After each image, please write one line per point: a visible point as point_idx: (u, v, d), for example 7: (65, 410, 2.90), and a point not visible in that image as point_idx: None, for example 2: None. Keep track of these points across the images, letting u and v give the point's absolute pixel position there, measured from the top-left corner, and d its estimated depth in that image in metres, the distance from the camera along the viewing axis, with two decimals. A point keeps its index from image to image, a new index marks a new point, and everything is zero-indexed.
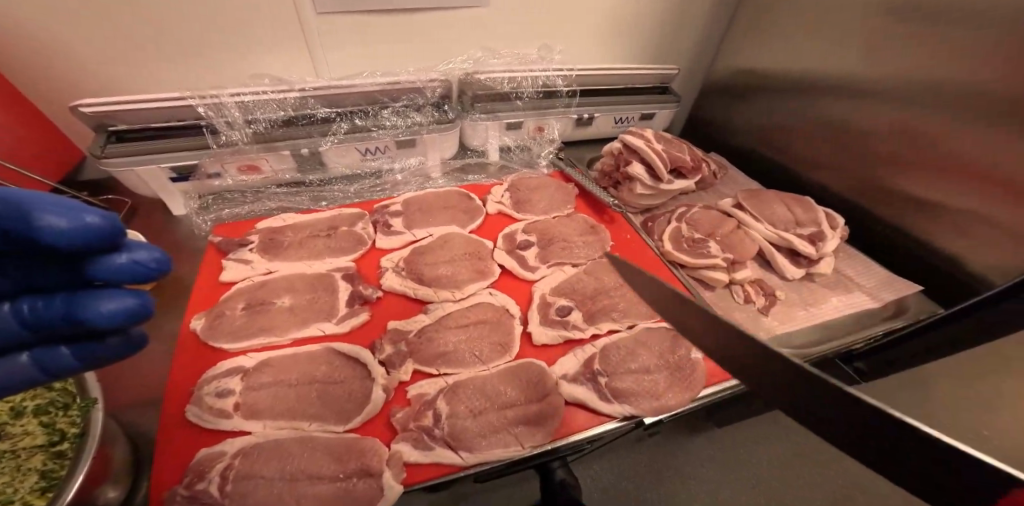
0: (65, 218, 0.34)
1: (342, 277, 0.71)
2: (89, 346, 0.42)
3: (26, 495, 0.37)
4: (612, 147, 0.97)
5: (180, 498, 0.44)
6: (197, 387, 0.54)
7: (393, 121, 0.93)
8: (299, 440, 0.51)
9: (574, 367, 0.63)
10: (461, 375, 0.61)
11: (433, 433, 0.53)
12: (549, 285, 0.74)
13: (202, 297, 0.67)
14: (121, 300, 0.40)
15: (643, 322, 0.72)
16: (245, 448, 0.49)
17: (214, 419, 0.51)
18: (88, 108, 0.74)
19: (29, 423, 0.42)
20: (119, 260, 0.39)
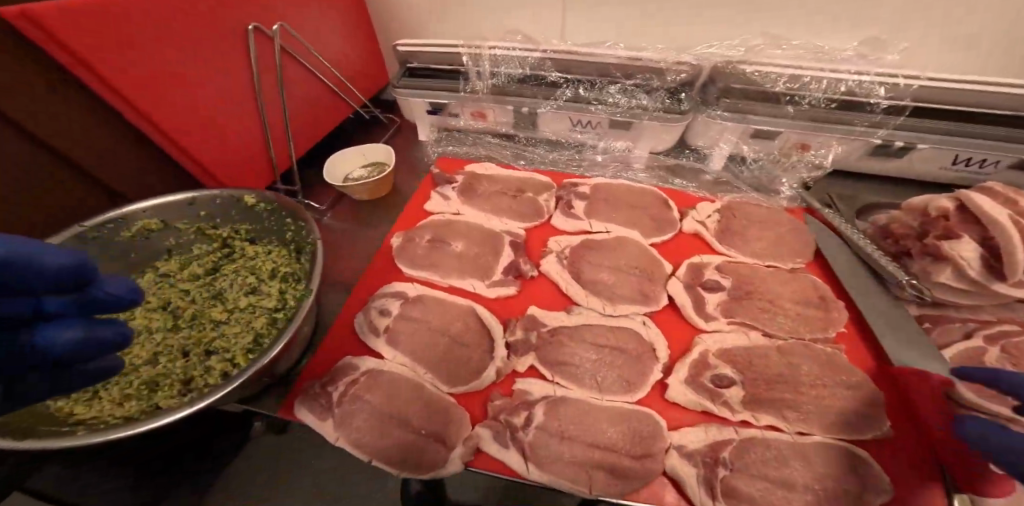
0: (55, 254, 0.39)
1: (509, 243, 0.73)
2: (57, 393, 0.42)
3: (238, 349, 0.59)
4: (931, 204, 0.63)
5: (314, 390, 0.58)
6: (370, 298, 0.69)
7: (617, 99, 0.83)
8: (407, 383, 0.59)
9: (696, 443, 0.51)
10: (571, 392, 0.57)
11: (517, 435, 0.53)
12: (719, 343, 0.59)
13: (409, 218, 0.82)
14: (113, 328, 0.45)
15: (820, 433, 0.52)
16: (370, 370, 0.61)
17: (366, 333, 0.64)
18: (401, 47, 0.96)
19: (275, 287, 0.66)
20: (99, 292, 0.44)
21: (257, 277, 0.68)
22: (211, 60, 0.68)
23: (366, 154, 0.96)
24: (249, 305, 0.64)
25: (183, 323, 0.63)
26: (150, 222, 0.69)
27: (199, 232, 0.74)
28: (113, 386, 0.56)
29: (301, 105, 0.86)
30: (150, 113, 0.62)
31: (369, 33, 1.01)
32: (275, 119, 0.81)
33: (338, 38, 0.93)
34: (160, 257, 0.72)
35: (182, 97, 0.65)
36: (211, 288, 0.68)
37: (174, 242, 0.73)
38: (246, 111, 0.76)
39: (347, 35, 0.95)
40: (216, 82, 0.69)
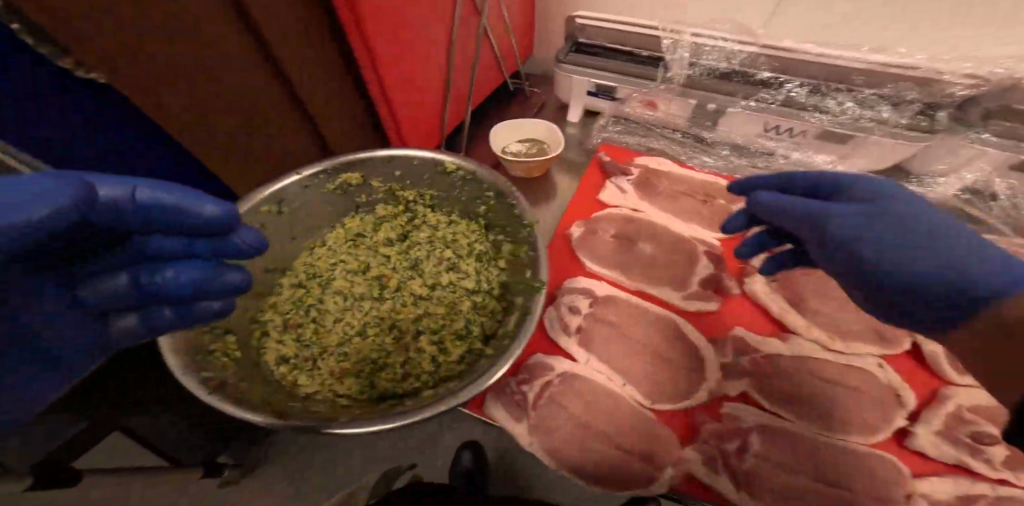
0: (210, 207, 0.41)
1: (705, 253, 0.69)
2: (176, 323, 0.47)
3: (447, 330, 0.63)
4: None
5: (512, 386, 0.59)
6: (560, 293, 0.67)
7: (844, 108, 0.74)
8: (608, 394, 0.59)
9: (950, 496, 0.48)
10: (795, 424, 0.55)
11: (731, 464, 0.52)
12: (973, 398, 0.54)
13: (583, 209, 0.79)
14: (235, 274, 0.47)
15: None
16: (565, 374, 0.60)
17: (558, 331, 0.64)
18: (581, 21, 0.89)
19: (473, 267, 0.69)
20: (235, 241, 0.46)
21: (453, 253, 0.71)
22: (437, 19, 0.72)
23: (524, 124, 0.93)
24: (450, 282, 0.68)
25: (387, 293, 0.69)
26: (353, 177, 0.74)
27: (389, 193, 0.79)
28: (330, 358, 0.63)
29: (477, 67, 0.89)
30: (385, 71, 0.65)
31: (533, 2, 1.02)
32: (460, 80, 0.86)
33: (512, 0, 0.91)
34: (350, 213, 0.79)
35: (407, 58, 0.69)
36: (407, 259, 0.72)
37: (362, 200, 0.79)
38: (439, 74, 0.79)
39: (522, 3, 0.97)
40: (434, 46, 0.75)
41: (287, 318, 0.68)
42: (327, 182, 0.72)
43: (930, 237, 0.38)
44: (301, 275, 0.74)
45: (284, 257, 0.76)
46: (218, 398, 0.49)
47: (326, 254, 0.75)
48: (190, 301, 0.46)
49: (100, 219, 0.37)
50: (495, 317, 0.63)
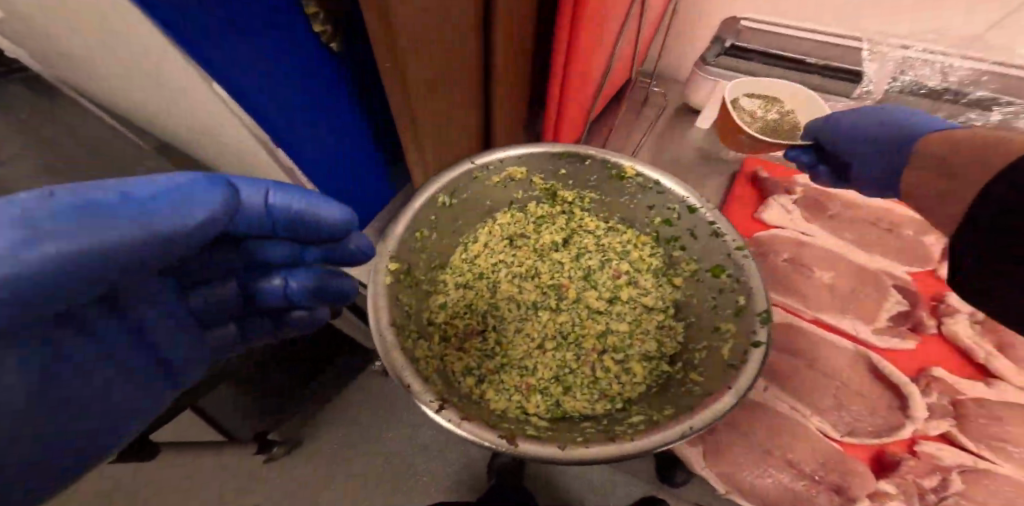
0: (335, 211, 0.51)
1: (894, 287, 0.68)
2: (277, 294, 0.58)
3: (632, 351, 0.68)
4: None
5: None
6: None
7: None
8: (795, 426, 0.63)
9: None
10: (997, 466, 0.57)
11: (926, 499, 0.56)
12: None
13: (745, 225, 0.81)
14: (331, 279, 0.62)
15: None
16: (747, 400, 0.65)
17: None
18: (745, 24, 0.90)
19: (648, 282, 0.75)
20: (358, 243, 0.60)
21: (630, 267, 0.77)
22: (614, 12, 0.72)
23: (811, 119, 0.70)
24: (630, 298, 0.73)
25: (565, 306, 0.74)
26: (518, 170, 0.75)
27: (547, 191, 0.81)
28: (514, 370, 0.67)
29: (623, 55, 0.92)
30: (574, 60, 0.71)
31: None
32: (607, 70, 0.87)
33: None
34: (505, 208, 0.82)
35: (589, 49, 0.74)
36: (580, 267, 0.78)
37: (518, 195, 0.82)
38: (602, 61, 0.84)
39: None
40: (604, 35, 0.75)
41: (464, 323, 0.72)
42: (492, 174, 0.75)
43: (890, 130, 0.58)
44: (468, 278, 0.77)
45: (449, 256, 0.79)
46: (449, 417, 0.51)
47: (494, 254, 0.79)
48: (290, 304, 0.61)
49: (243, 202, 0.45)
50: (680, 339, 0.69)
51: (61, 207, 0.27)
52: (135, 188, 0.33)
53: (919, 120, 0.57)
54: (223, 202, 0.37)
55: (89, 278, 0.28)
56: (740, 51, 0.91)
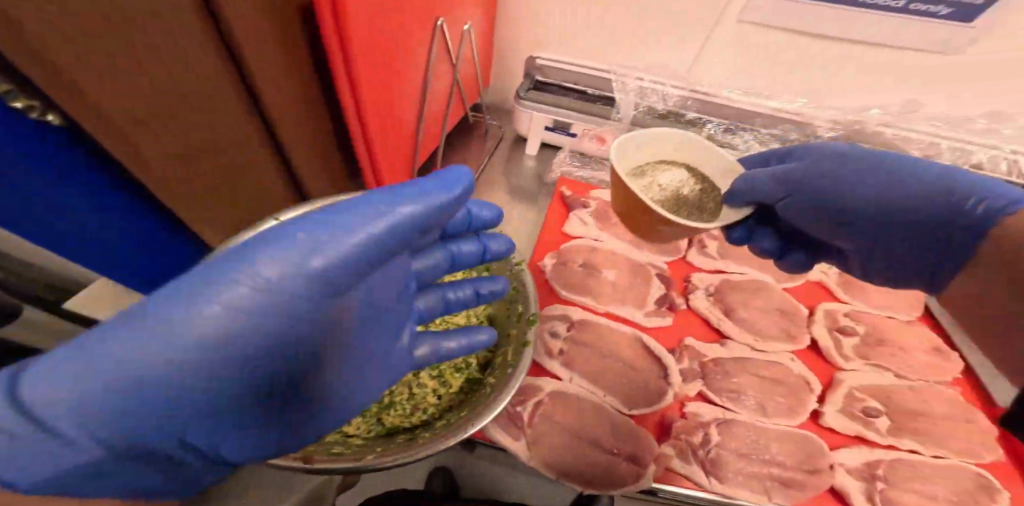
0: (488, 211, 0.61)
1: (657, 275, 0.82)
2: (470, 330, 0.54)
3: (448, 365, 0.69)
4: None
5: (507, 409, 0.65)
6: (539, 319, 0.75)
7: (750, 145, 0.90)
8: (593, 408, 0.68)
9: (853, 460, 0.63)
10: (739, 415, 0.68)
11: (697, 453, 0.63)
12: (859, 381, 0.70)
13: (552, 239, 0.89)
14: (495, 242, 0.58)
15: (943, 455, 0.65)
16: (552, 391, 0.69)
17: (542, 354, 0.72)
18: (540, 61, 1.03)
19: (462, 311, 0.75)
20: (473, 216, 0.59)
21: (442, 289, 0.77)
22: (410, 68, 0.75)
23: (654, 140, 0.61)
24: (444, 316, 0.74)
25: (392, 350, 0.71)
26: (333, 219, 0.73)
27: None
28: None
29: (439, 99, 0.92)
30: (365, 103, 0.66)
31: (493, 45, 1.08)
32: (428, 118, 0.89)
33: (478, 36, 0.96)
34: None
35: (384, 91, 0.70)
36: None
37: None
38: (410, 101, 0.81)
39: (484, 49, 1.04)
40: (408, 86, 0.77)
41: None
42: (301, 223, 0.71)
43: (893, 179, 0.53)
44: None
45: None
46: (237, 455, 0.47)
47: None
48: (447, 302, 0.55)
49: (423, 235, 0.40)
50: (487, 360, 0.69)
51: (289, 285, 0.31)
52: (293, 240, 0.32)
53: (917, 162, 0.53)
54: (359, 229, 0.35)
55: (275, 339, 0.32)
56: (541, 85, 1.04)
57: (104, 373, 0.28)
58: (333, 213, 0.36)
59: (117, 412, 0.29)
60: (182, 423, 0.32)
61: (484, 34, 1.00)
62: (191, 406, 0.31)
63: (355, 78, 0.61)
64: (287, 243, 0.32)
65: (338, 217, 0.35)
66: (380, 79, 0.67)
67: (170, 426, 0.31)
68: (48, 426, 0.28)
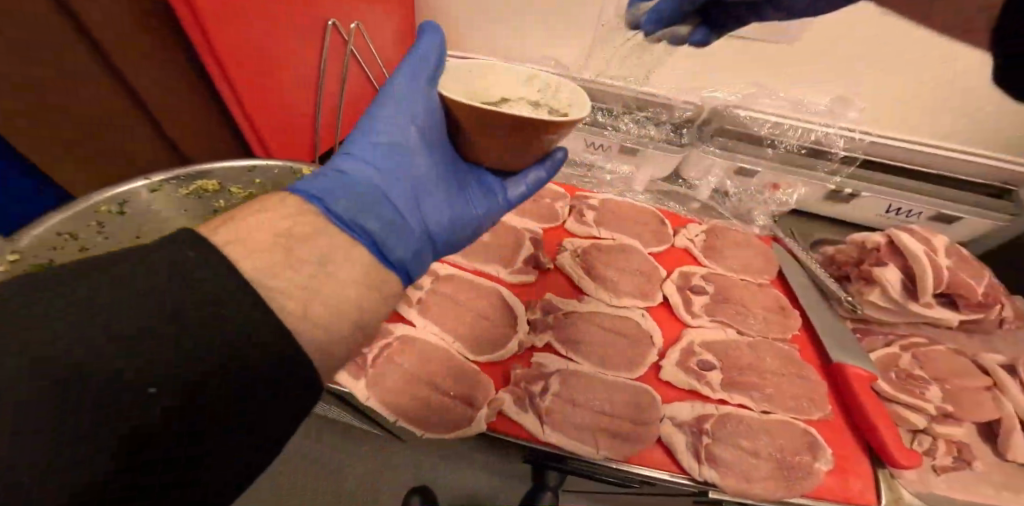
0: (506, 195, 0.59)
1: (530, 239, 0.84)
2: (545, 161, 0.59)
3: None
4: (868, 238, 0.71)
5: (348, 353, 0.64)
6: None
7: (629, 127, 0.97)
8: (442, 355, 0.67)
9: (686, 416, 0.60)
10: (582, 367, 0.67)
11: (534, 401, 0.62)
12: (703, 336, 0.69)
13: None
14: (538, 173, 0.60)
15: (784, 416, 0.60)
16: (403, 337, 0.69)
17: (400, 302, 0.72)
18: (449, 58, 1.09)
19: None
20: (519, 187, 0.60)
21: None
22: (296, 55, 0.74)
23: (463, 69, 0.53)
24: None
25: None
26: (210, 182, 0.67)
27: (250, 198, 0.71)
28: None
29: (351, 94, 0.92)
30: (234, 80, 0.65)
31: (406, 44, 1.11)
32: (328, 107, 0.87)
33: (389, 38, 1.00)
34: (209, 215, 0.72)
35: (265, 71, 0.68)
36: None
37: (221, 204, 0.72)
38: (308, 91, 0.80)
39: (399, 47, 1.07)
40: (297, 73, 0.75)
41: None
42: (177, 192, 0.66)
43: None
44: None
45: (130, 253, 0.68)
46: None
47: None
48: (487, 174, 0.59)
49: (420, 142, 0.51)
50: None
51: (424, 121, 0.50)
52: (391, 104, 0.50)
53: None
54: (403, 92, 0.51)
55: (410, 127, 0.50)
56: None
57: (348, 191, 0.41)
58: (382, 95, 0.51)
59: (356, 203, 0.40)
60: (411, 201, 0.48)
61: (395, 31, 1.02)
62: (400, 196, 0.47)
63: (220, 57, 0.61)
64: (385, 120, 0.50)
65: (391, 88, 0.51)
66: (254, 61, 0.67)
67: (409, 204, 0.48)
68: (346, 227, 0.39)
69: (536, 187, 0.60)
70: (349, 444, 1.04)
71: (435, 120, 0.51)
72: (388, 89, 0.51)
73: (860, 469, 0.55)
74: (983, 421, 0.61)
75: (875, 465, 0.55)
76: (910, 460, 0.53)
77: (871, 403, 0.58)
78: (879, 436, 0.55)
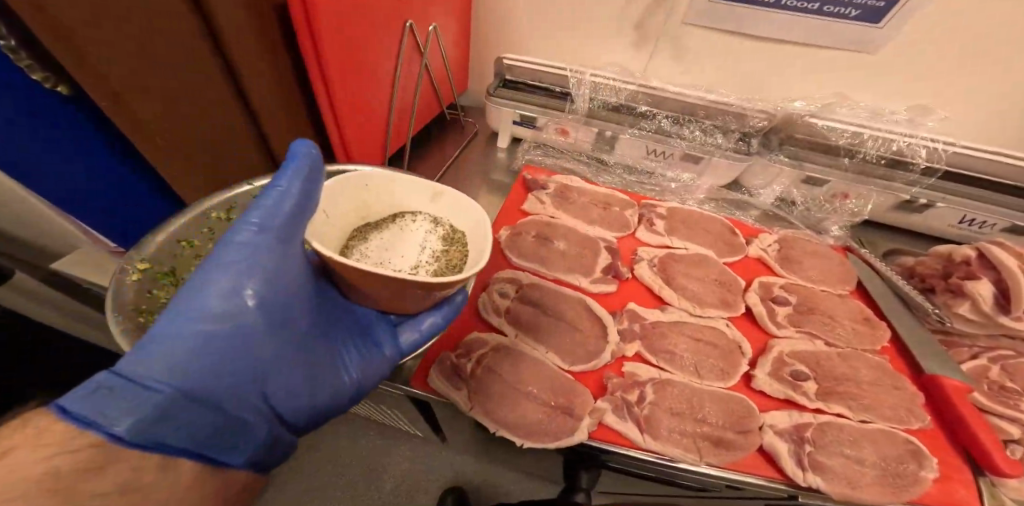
0: (388, 339, 0.59)
1: (606, 248, 0.86)
2: (443, 306, 0.61)
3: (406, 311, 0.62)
4: (955, 251, 0.72)
5: (450, 362, 0.67)
6: (491, 283, 0.78)
7: (696, 135, 0.98)
8: (538, 365, 0.70)
9: (784, 423, 0.62)
10: (674, 376, 0.69)
11: (634, 410, 0.64)
12: (791, 346, 0.70)
13: (509, 215, 0.93)
14: (431, 322, 0.61)
15: (881, 424, 0.62)
16: (498, 346, 0.71)
17: (490, 312, 0.74)
18: (508, 61, 1.10)
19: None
20: (418, 328, 0.60)
21: None
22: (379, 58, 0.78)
23: (348, 195, 0.55)
24: None
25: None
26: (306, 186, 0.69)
27: None
28: None
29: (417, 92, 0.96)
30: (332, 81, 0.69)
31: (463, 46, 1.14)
32: (397, 106, 0.91)
33: (450, 40, 1.04)
34: None
35: (354, 73, 0.73)
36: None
37: None
38: (384, 89, 0.85)
39: (457, 49, 1.10)
40: (377, 73, 0.80)
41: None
42: None
43: None
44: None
45: None
46: None
47: None
48: (384, 326, 0.61)
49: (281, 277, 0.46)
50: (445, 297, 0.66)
51: (277, 260, 0.45)
52: (225, 260, 0.43)
53: None
54: (247, 254, 0.44)
55: (236, 313, 0.42)
56: (515, 85, 1.11)
57: (135, 407, 0.34)
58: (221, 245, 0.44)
59: (158, 419, 0.35)
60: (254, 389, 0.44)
61: (456, 35, 1.06)
62: (236, 397, 0.41)
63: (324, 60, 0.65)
64: (206, 291, 0.42)
65: (220, 256, 0.44)
66: (349, 65, 0.71)
67: (252, 397, 0.43)
68: (155, 447, 0.35)
69: (432, 331, 0.61)
70: (392, 443, 1.05)
71: (291, 274, 0.47)
72: (216, 251, 0.44)
73: (963, 479, 0.57)
74: None
75: (977, 475, 0.57)
76: (1014, 469, 0.54)
77: (968, 412, 0.59)
78: (979, 445, 0.57)
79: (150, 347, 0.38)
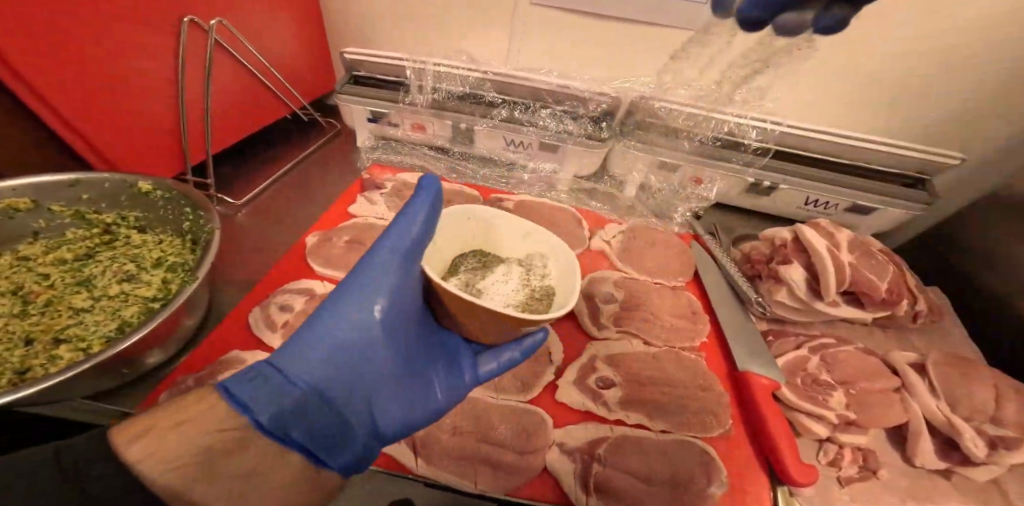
0: (493, 364, 0.53)
1: None
2: (523, 338, 0.53)
3: (95, 338, 0.50)
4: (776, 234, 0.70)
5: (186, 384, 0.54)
6: (272, 293, 0.67)
7: (547, 122, 0.90)
8: None
9: (576, 441, 0.54)
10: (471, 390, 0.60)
11: None
12: (605, 349, 0.63)
13: (330, 218, 0.83)
14: (512, 352, 0.53)
15: (679, 432, 0.55)
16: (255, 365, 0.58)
17: (264, 328, 0.63)
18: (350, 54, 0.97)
19: (157, 277, 0.58)
20: (509, 354, 0.53)
21: (136, 263, 0.60)
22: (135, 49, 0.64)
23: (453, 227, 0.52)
24: (122, 291, 0.56)
25: (33, 310, 0.53)
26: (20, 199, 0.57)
27: (77, 216, 0.62)
28: None
29: (227, 88, 0.82)
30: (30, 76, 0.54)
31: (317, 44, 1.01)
32: (196, 108, 0.76)
33: (283, 36, 0.90)
34: (25, 238, 0.61)
35: (77, 63, 0.58)
36: (77, 274, 0.58)
37: (41, 224, 0.61)
38: (162, 88, 0.70)
39: (299, 45, 0.96)
40: (137, 67, 0.65)
41: None
42: None
43: None
44: None
45: None
46: None
47: None
48: (485, 352, 0.55)
49: (403, 300, 0.44)
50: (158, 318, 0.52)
51: (408, 283, 0.44)
52: (357, 279, 0.43)
53: None
54: (384, 275, 0.43)
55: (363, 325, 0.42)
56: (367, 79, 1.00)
57: (279, 401, 0.33)
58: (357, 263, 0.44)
59: (292, 410, 0.34)
60: (363, 403, 0.41)
61: (293, 28, 0.92)
62: (345, 397, 0.39)
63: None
64: (336, 314, 0.41)
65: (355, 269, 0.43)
66: (63, 55, 0.56)
67: (361, 411, 0.41)
68: (281, 440, 0.33)
69: (511, 364, 0.53)
70: None
71: (416, 291, 0.46)
72: (356, 267, 0.44)
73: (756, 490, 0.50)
74: (886, 425, 0.57)
75: (774, 482, 0.51)
76: (806, 476, 0.49)
77: (770, 411, 0.54)
78: (777, 450, 0.51)
79: (292, 345, 0.38)
